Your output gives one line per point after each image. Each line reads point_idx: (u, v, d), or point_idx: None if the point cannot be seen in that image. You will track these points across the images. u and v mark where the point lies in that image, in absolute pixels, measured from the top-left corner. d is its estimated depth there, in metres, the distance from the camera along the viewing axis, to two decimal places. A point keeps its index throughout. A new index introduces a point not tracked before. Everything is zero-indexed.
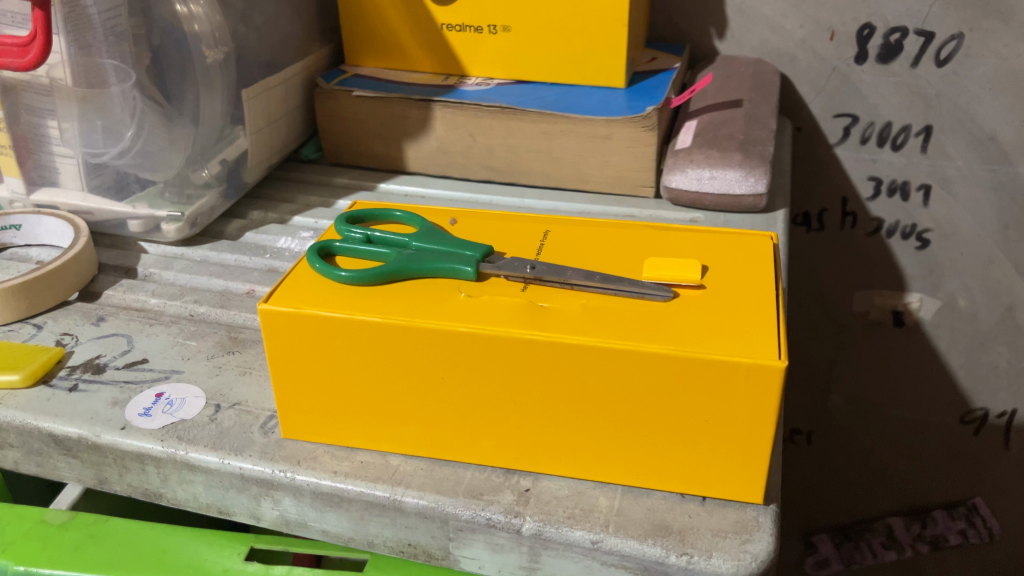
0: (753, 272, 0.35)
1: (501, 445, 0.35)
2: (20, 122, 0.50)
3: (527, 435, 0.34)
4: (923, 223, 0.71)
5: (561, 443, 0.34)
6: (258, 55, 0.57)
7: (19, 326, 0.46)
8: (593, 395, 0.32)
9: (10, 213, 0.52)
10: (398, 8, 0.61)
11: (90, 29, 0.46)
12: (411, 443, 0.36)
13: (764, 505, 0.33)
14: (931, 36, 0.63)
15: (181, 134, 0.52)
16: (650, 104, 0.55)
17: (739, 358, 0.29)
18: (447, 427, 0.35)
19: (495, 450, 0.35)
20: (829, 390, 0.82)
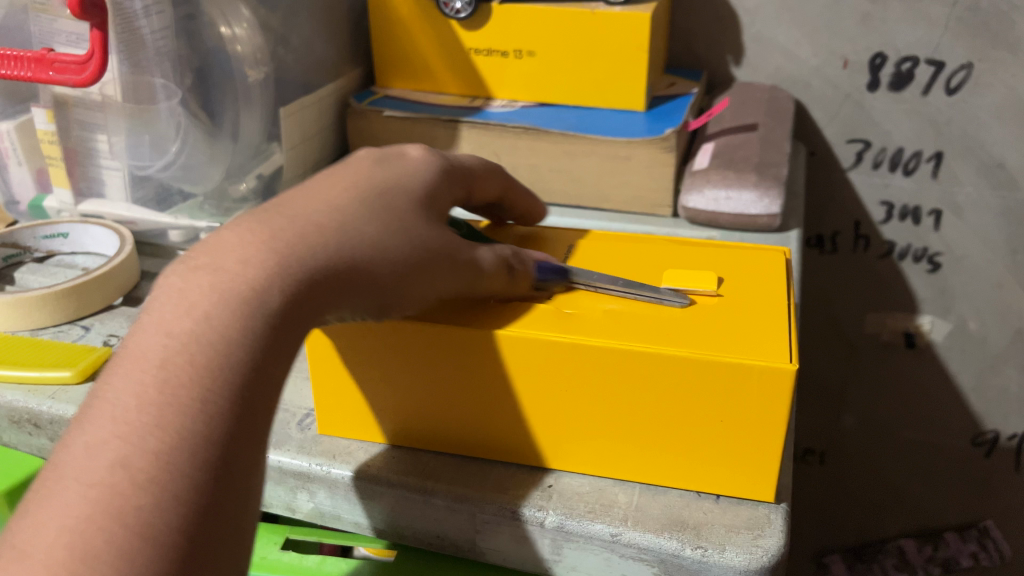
0: (767, 283, 0.37)
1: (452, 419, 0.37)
2: (71, 135, 0.53)
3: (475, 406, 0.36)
4: (934, 246, 0.73)
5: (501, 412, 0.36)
6: (295, 77, 0.59)
7: (68, 327, 0.49)
8: (606, 395, 0.34)
9: (59, 221, 0.55)
10: (427, 33, 0.64)
11: (142, 48, 0.49)
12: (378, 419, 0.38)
13: (775, 504, 0.35)
14: (942, 66, 0.65)
15: (221, 150, 0.54)
16: (668, 126, 0.58)
17: (754, 361, 0.31)
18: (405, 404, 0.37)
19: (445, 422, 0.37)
20: (841, 411, 0.83)
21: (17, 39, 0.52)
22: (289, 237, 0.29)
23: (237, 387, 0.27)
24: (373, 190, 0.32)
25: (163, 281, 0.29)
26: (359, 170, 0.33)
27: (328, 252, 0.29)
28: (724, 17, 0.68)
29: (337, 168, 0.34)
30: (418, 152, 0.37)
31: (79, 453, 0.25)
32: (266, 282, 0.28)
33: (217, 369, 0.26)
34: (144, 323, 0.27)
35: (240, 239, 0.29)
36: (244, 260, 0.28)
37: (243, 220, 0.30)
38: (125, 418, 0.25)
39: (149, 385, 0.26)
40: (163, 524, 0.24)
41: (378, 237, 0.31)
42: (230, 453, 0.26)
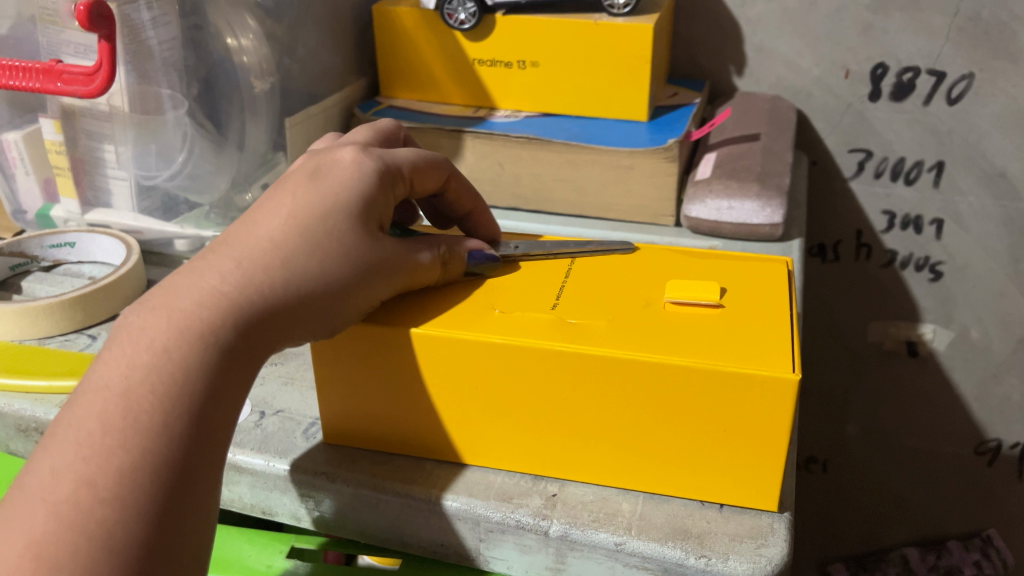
0: (769, 293, 0.38)
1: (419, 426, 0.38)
2: (78, 146, 0.54)
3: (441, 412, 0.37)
4: (935, 255, 0.73)
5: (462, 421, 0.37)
6: (300, 87, 0.60)
7: (75, 336, 0.49)
8: (610, 404, 0.34)
9: (66, 230, 0.55)
10: (432, 44, 0.65)
11: (150, 59, 0.49)
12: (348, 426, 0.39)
13: (777, 512, 0.35)
14: (943, 76, 0.65)
15: (228, 160, 0.55)
16: (671, 136, 0.58)
17: (757, 371, 0.31)
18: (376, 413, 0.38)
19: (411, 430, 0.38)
20: (843, 419, 0.83)
21: (25, 50, 0.53)
22: (236, 279, 0.31)
23: (194, 412, 0.29)
24: (313, 216, 0.33)
25: (126, 317, 0.31)
26: (294, 192, 0.34)
27: (279, 286, 0.31)
28: (726, 27, 0.69)
29: (277, 190, 0.34)
30: (348, 156, 0.36)
31: (45, 475, 0.27)
32: (218, 318, 0.30)
33: (175, 395, 0.28)
34: (105, 355, 0.29)
35: (197, 277, 0.31)
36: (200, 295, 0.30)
37: (200, 258, 0.32)
38: (88, 442, 0.27)
39: (111, 412, 0.28)
40: (123, 536, 0.26)
41: (322, 268, 0.32)
42: (186, 476, 0.28)
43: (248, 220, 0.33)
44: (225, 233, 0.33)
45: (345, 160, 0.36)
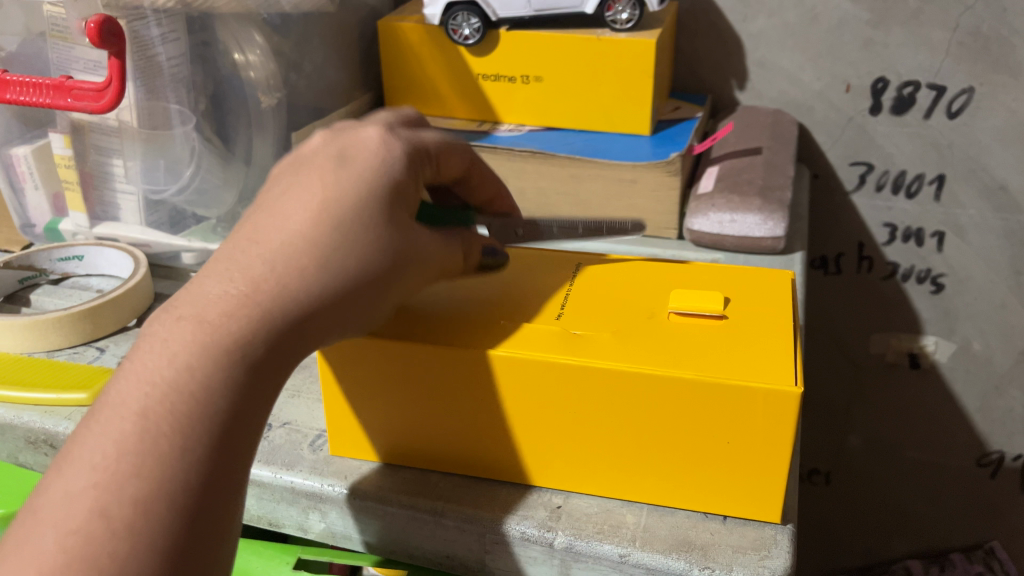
0: (772, 304, 0.38)
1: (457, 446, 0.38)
2: (87, 160, 0.54)
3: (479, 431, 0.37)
4: (937, 268, 0.73)
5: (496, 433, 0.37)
6: (307, 101, 0.61)
7: (83, 349, 0.50)
8: (617, 415, 0.35)
9: (74, 244, 0.56)
10: (435, 59, 0.65)
11: (158, 75, 0.50)
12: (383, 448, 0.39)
13: (781, 524, 0.35)
14: (943, 90, 0.66)
15: (235, 173, 0.56)
16: (674, 150, 0.58)
17: (760, 384, 0.32)
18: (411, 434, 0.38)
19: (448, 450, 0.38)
20: (846, 431, 0.83)
21: (35, 67, 0.53)
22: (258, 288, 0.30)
23: (216, 429, 0.28)
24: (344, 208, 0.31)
25: (150, 329, 0.30)
26: (322, 181, 0.32)
27: (302, 296, 0.30)
28: (728, 42, 0.69)
29: (302, 176, 0.32)
30: (373, 140, 0.35)
31: (59, 499, 0.27)
32: (241, 334, 0.29)
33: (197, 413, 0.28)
34: (127, 371, 0.29)
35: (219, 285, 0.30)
36: (222, 305, 0.30)
37: (223, 262, 0.31)
38: (111, 463, 0.27)
39: (128, 436, 0.27)
40: (144, 559, 0.26)
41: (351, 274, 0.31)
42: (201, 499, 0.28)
43: (272, 214, 0.32)
44: (250, 230, 0.31)
45: (374, 144, 0.34)
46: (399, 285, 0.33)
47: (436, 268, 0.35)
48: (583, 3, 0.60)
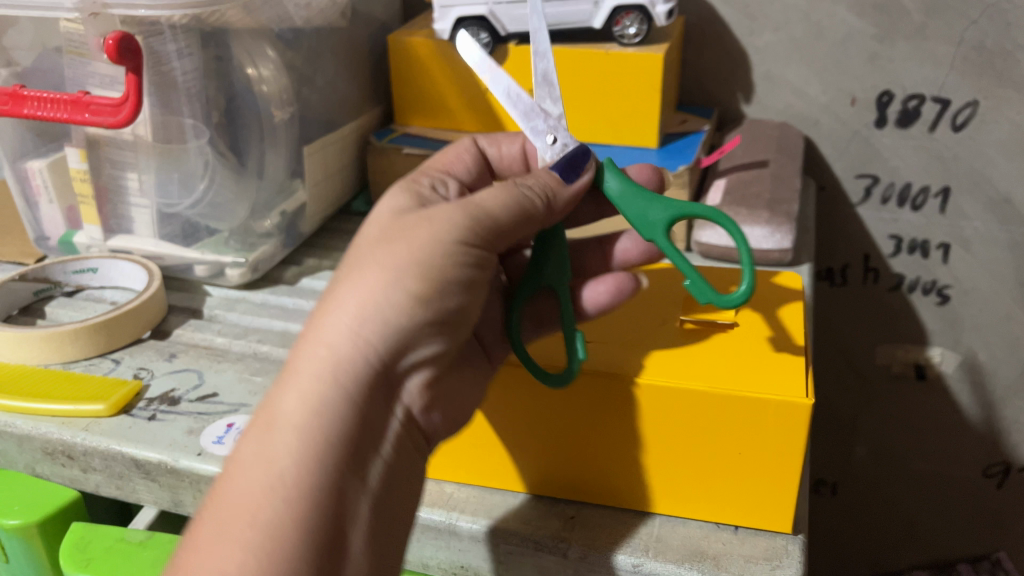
0: (781, 319, 0.41)
1: (595, 438, 0.38)
2: (102, 174, 0.55)
3: (602, 406, 0.38)
4: (943, 279, 0.74)
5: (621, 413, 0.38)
6: (319, 115, 0.61)
7: (99, 360, 0.50)
8: (664, 423, 0.37)
9: (89, 256, 0.57)
10: (445, 73, 0.66)
11: (174, 89, 0.50)
12: (532, 467, 0.40)
13: (791, 534, 0.37)
14: (947, 103, 0.66)
15: (248, 187, 0.56)
16: (681, 163, 0.59)
17: (774, 397, 0.35)
18: (553, 446, 0.39)
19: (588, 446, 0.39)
20: (852, 442, 0.83)
21: (51, 82, 0.54)
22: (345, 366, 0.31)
23: (331, 468, 0.30)
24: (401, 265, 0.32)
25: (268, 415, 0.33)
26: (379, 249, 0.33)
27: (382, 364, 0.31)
28: (735, 56, 0.70)
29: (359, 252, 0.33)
30: (406, 198, 0.36)
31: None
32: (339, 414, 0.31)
33: (304, 471, 0.30)
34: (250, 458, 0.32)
35: (295, 357, 0.32)
36: (301, 371, 0.31)
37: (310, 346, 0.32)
38: (244, 564, 0.29)
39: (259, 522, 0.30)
40: None
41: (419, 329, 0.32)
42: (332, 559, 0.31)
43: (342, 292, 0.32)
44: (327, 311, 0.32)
45: (409, 201, 0.36)
46: (472, 274, 0.33)
47: (506, 233, 0.34)
48: (592, 18, 0.61)
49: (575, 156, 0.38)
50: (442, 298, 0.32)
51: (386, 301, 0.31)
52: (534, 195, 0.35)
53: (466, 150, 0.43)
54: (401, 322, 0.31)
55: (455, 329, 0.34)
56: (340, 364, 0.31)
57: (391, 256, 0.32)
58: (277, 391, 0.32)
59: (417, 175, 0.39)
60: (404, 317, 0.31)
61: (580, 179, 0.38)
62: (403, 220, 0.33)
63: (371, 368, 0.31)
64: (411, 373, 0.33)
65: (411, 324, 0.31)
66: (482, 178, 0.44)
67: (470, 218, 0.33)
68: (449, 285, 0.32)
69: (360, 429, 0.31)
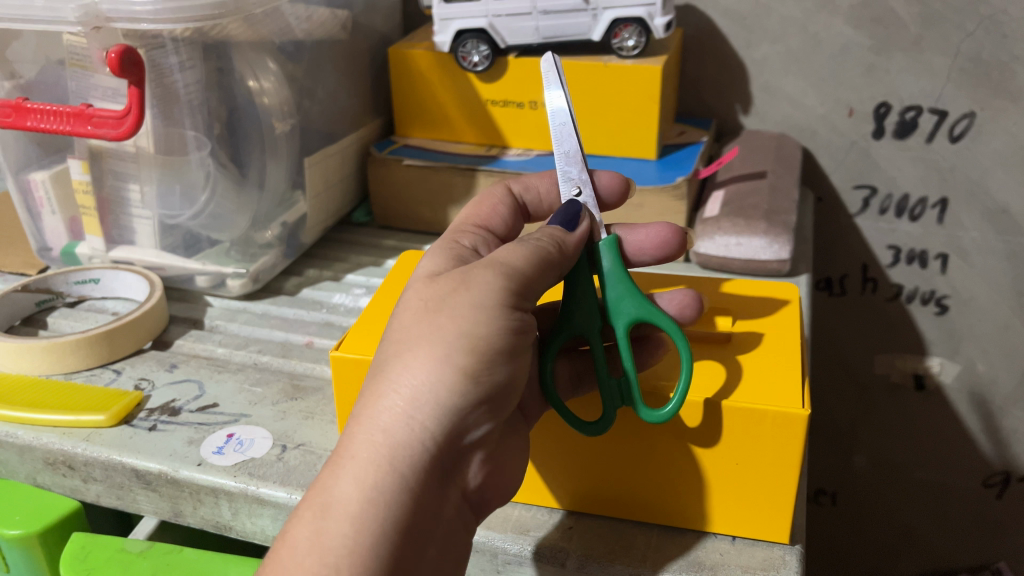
0: (779, 327, 0.41)
1: (623, 457, 0.39)
2: (104, 186, 0.55)
3: (627, 425, 0.38)
4: (941, 289, 0.74)
5: (646, 433, 0.38)
6: (320, 126, 0.62)
7: (100, 371, 0.51)
8: (675, 438, 0.37)
9: (91, 267, 0.57)
10: (446, 85, 0.66)
11: (176, 102, 0.51)
12: (565, 490, 0.40)
13: (789, 545, 0.38)
14: (944, 114, 0.67)
15: (249, 199, 0.56)
16: (679, 174, 0.60)
17: (769, 408, 0.35)
18: (581, 468, 0.39)
19: (616, 465, 0.39)
20: (852, 451, 0.84)
21: (54, 94, 0.54)
22: (396, 435, 0.31)
23: (387, 544, 0.30)
24: (448, 333, 0.32)
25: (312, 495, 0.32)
26: (419, 321, 0.33)
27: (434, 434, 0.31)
28: (733, 68, 0.71)
29: (400, 325, 0.33)
30: (439, 261, 0.36)
31: None
32: (393, 485, 0.30)
33: (361, 559, 0.30)
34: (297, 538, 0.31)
35: (348, 443, 0.31)
36: (354, 457, 0.31)
37: (356, 423, 0.32)
38: None
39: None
40: None
41: (469, 395, 0.31)
42: None
43: (386, 366, 0.32)
44: (372, 386, 0.32)
45: (441, 261, 0.36)
46: (516, 341, 0.33)
47: (532, 286, 0.34)
48: (590, 31, 0.61)
49: (569, 210, 0.39)
50: (492, 369, 0.32)
51: (435, 375, 0.31)
52: (544, 241, 0.36)
53: (501, 203, 0.42)
54: (451, 397, 0.31)
55: (503, 404, 0.33)
56: (393, 446, 0.31)
57: (436, 330, 0.32)
58: (331, 477, 0.31)
59: (456, 236, 0.39)
60: (454, 389, 0.31)
61: (580, 226, 0.38)
62: (438, 286, 0.33)
63: (424, 448, 0.31)
64: (462, 453, 0.33)
65: (463, 399, 0.31)
66: (518, 226, 0.43)
67: (500, 277, 0.33)
68: (496, 356, 0.32)
69: (416, 511, 0.31)
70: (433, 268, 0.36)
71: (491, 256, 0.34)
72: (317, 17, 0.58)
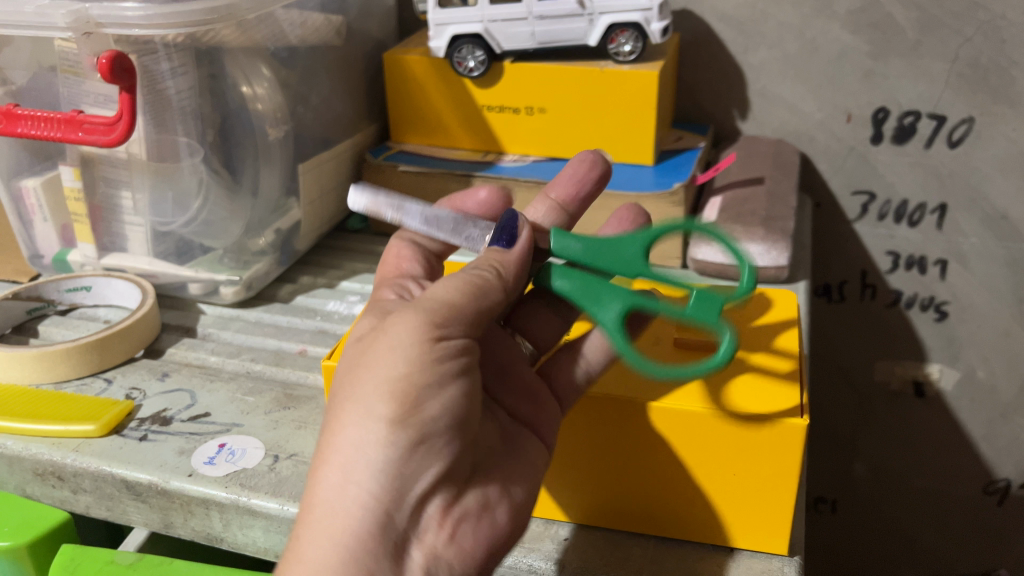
0: (778, 335, 0.41)
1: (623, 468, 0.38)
2: (97, 193, 0.55)
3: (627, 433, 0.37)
4: (941, 295, 0.74)
5: (642, 441, 0.37)
6: (314, 133, 0.61)
7: (91, 380, 0.50)
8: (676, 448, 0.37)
9: (82, 275, 0.57)
10: (441, 90, 0.66)
11: (168, 108, 0.50)
12: (563, 501, 0.40)
13: (788, 556, 0.38)
14: (943, 120, 0.66)
15: (242, 205, 0.55)
16: (676, 180, 0.59)
17: (766, 416, 0.35)
18: (570, 477, 0.39)
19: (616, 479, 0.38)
20: (852, 458, 0.83)
21: (46, 102, 0.54)
22: (360, 483, 0.32)
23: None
24: (390, 379, 0.32)
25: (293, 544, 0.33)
26: (367, 373, 0.33)
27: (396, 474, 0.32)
28: (729, 73, 0.70)
29: (354, 377, 0.34)
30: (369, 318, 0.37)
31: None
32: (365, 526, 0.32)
33: None
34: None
35: (313, 490, 0.33)
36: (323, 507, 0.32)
37: (325, 473, 0.33)
38: None
39: None
40: None
41: (421, 433, 0.32)
42: None
43: (339, 421, 0.33)
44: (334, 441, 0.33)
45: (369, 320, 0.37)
46: (462, 365, 0.34)
47: (463, 316, 0.34)
48: (587, 35, 0.60)
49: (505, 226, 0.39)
50: (425, 401, 0.32)
51: (365, 423, 0.32)
52: (484, 273, 0.36)
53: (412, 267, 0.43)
54: (391, 439, 0.32)
55: (458, 435, 0.33)
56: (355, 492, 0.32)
57: (372, 384, 0.33)
58: (299, 533, 0.33)
59: (378, 294, 0.41)
60: (389, 434, 0.32)
61: (520, 239, 0.39)
62: (365, 343, 0.34)
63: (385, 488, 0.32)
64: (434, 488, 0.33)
65: (396, 439, 0.32)
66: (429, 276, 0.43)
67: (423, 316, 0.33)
68: (440, 385, 0.32)
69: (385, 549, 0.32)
70: (363, 326, 0.37)
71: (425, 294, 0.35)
72: (311, 22, 0.58)
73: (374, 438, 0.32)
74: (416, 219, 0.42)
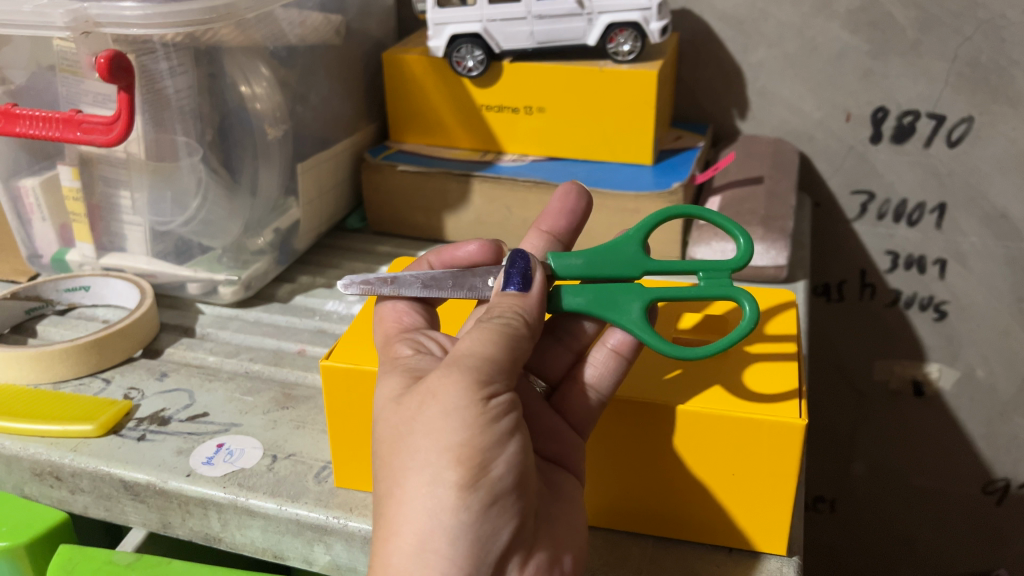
0: (777, 333, 0.41)
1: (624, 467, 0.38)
2: (95, 192, 0.55)
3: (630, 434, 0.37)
4: (940, 295, 0.74)
5: (650, 445, 0.37)
6: (313, 132, 0.61)
7: (89, 380, 0.50)
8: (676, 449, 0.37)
9: (80, 274, 0.56)
10: (440, 90, 0.65)
11: (167, 107, 0.50)
12: None
13: (787, 556, 0.38)
14: (943, 119, 0.66)
15: (241, 205, 0.55)
16: (675, 180, 0.59)
17: (765, 417, 0.35)
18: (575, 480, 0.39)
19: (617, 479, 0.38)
20: (851, 458, 0.83)
21: (44, 101, 0.54)
22: (438, 552, 0.31)
23: None
24: (451, 443, 0.32)
25: None
26: (421, 438, 0.32)
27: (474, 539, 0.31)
28: (729, 72, 0.70)
29: (407, 443, 0.33)
30: (398, 379, 0.35)
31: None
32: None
33: None
34: None
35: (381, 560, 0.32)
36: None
37: (391, 545, 0.32)
38: None
39: None
40: None
41: (491, 493, 0.31)
42: None
43: (401, 490, 0.32)
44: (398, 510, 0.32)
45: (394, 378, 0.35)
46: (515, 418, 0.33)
47: (505, 370, 0.33)
48: (586, 35, 0.60)
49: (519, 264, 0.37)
50: (490, 460, 0.32)
51: (433, 490, 0.31)
52: (509, 320, 0.35)
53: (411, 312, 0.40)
54: (466, 504, 0.31)
55: (522, 491, 0.33)
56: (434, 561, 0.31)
57: (433, 449, 0.32)
58: None
59: (393, 351, 0.37)
60: (461, 499, 0.31)
61: (536, 283, 0.36)
62: (407, 407, 0.33)
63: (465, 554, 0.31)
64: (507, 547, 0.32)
65: (470, 502, 0.31)
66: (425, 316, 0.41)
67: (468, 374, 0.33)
68: (500, 442, 0.32)
69: None
70: (393, 389, 0.35)
71: (458, 351, 0.34)
72: (310, 22, 0.58)
73: (444, 504, 0.31)
74: (416, 288, 0.39)
